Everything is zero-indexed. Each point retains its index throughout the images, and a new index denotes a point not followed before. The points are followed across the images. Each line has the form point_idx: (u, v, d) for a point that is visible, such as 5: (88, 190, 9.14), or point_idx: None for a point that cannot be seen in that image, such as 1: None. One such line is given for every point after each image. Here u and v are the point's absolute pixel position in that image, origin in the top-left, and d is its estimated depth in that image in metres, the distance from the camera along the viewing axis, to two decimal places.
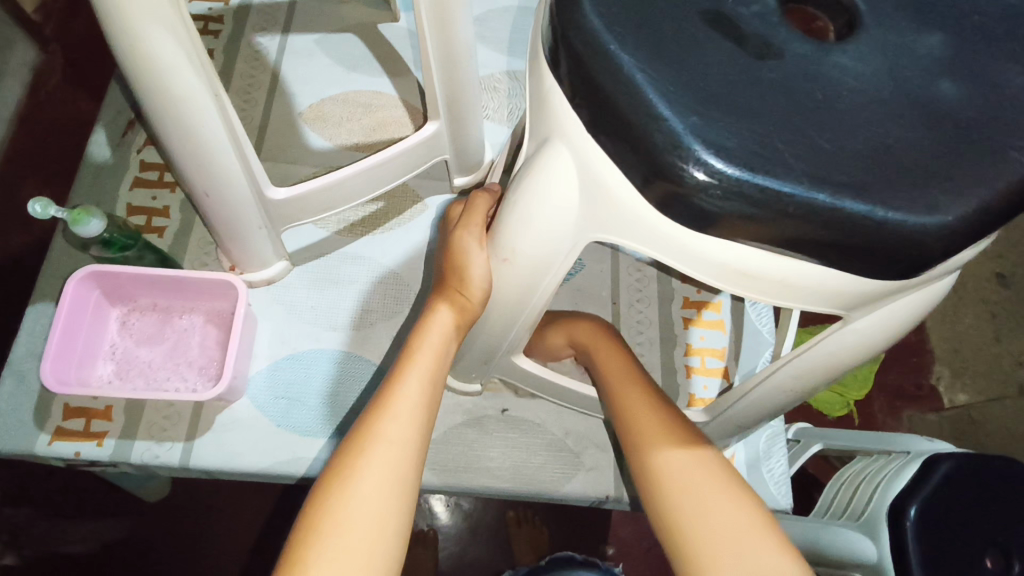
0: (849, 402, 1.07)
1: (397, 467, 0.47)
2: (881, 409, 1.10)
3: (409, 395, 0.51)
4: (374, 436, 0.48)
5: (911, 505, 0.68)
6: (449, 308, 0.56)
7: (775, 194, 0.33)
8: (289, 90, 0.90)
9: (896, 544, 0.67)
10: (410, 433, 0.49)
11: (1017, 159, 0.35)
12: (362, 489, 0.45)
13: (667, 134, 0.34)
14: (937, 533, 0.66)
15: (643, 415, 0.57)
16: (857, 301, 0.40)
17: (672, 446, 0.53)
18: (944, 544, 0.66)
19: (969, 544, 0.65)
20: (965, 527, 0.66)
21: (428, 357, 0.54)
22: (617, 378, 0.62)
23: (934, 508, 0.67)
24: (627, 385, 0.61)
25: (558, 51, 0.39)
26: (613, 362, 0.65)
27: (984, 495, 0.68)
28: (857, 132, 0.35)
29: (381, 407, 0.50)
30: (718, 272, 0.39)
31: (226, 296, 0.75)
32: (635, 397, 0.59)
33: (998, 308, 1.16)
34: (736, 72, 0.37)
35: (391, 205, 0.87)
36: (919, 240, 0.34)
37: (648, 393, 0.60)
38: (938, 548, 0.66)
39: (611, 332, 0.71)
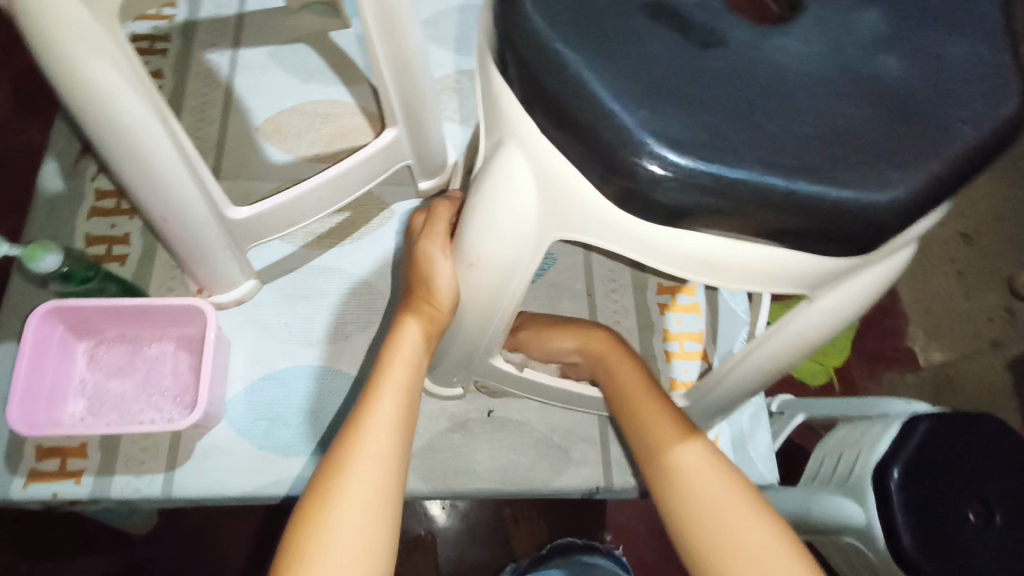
0: (830, 371, 1.10)
1: (379, 482, 0.45)
2: (859, 373, 1.13)
3: (386, 410, 0.50)
4: (353, 451, 0.46)
5: (894, 466, 0.69)
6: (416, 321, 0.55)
7: (728, 182, 0.34)
8: (243, 105, 0.88)
9: (884, 507, 0.69)
10: (388, 445, 0.47)
11: (961, 128, 0.36)
12: (342, 508, 0.43)
13: (618, 131, 0.34)
14: (920, 492, 0.68)
15: (669, 436, 0.53)
16: (818, 279, 0.40)
17: (697, 472, 0.50)
18: (931, 503, 0.68)
19: (956, 501, 0.68)
20: (951, 484, 0.69)
21: (404, 367, 0.53)
22: (639, 403, 0.58)
23: (916, 468, 0.69)
24: (646, 401, 0.58)
25: (504, 54, 0.39)
26: (636, 387, 0.60)
27: (963, 452, 0.71)
28: (805, 114, 0.35)
29: (358, 424, 0.48)
30: (681, 262, 0.39)
31: (195, 321, 0.74)
32: (659, 419, 0.55)
33: (965, 266, 1.22)
34: (685, 63, 0.36)
35: (357, 214, 0.86)
36: (871, 216, 0.34)
37: (672, 415, 0.56)
38: (924, 506, 0.67)
39: (624, 344, 0.67)
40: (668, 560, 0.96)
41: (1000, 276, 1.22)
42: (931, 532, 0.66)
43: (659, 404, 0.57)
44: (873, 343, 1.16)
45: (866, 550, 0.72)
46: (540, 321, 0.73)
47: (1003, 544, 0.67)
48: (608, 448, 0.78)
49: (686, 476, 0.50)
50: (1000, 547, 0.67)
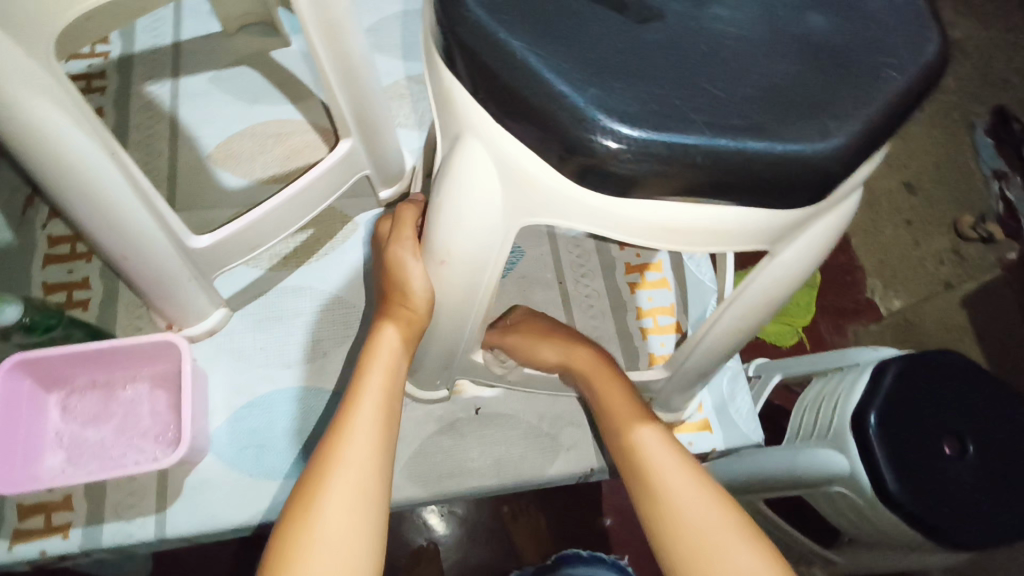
0: (798, 331, 1.14)
1: (362, 485, 0.44)
2: (827, 328, 1.17)
3: (364, 416, 0.49)
4: (333, 459, 0.46)
5: (869, 414, 0.74)
6: (394, 325, 0.56)
7: (680, 148, 0.35)
8: (191, 135, 0.87)
9: (864, 454, 0.74)
10: (371, 446, 0.47)
11: (889, 74, 0.38)
12: (327, 511, 0.42)
13: (571, 111, 0.36)
14: (895, 436, 0.73)
15: (659, 459, 0.52)
16: (776, 232, 0.42)
17: (690, 497, 0.48)
18: (906, 444, 0.73)
19: (931, 439, 0.73)
20: (923, 423, 0.74)
21: (382, 372, 0.53)
22: (626, 423, 0.56)
23: (888, 415, 0.74)
24: (633, 422, 0.56)
25: (451, 50, 0.40)
26: (626, 415, 0.57)
27: (930, 391, 0.76)
28: (744, 76, 0.37)
29: (339, 432, 0.48)
30: (646, 231, 0.41)
31: (168, 357, 0.72)
32: (647, 439, 0.54)
33: (911, 216, 1.29)
34: (625, 39, 0.38)
35: (320, 230, 0.86)
36: (817, 164, 0.36)
37: (660, 437, 0.54)
38: (900, 448, 0.73)
39: (613, 362, 0.65)
40: None
41: (944, 220, 1.29)
42: (909, 472, 0.72)
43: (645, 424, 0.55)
44: (836, 299, 1.20)
45: (854, 495, 0.77)
46: (526, 323, 0.71)
47: (982, 469, 0.72)
48: (597, 429, 0.79)
49: (678, 500, 0.48)
50: (980, 472, 0.72)
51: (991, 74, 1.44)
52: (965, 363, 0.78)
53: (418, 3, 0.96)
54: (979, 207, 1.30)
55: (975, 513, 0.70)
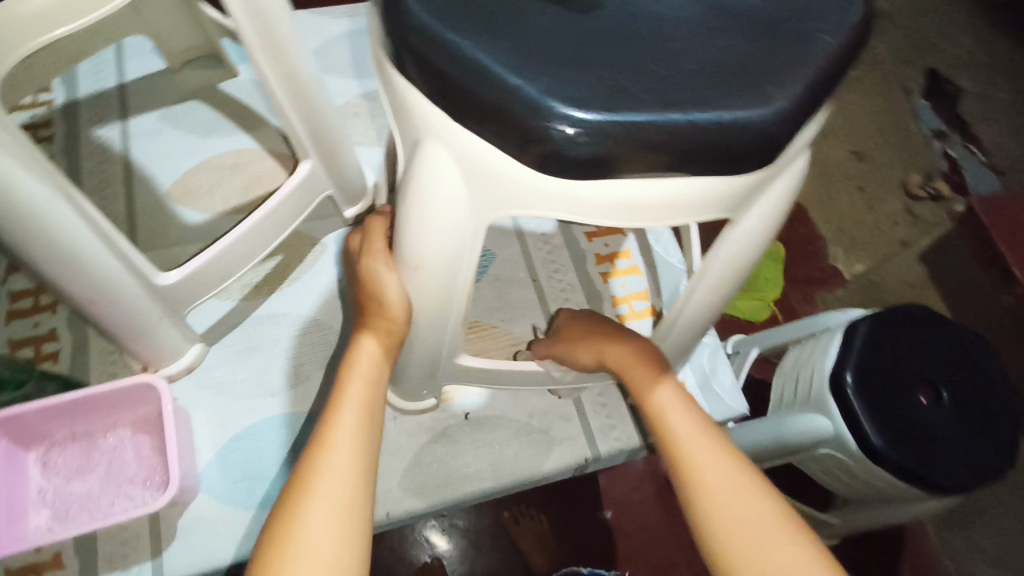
0: (769, 304, 1.17)
1: (346, 492, 0.44)
2: (796, 299, 1.21)
3: (346, 424, 0.49)
4: (316, 467, 0.45)
5: (845, 373, 0.78)
6: (373, 335, 0.56)
7: (633, 126, 0.36)
8: (147, 174, 0.86)
9: (845, 412, 0.77)
10: (351, 455, 0.47)
11: (820, 38, 0.40)
12: (310, 522, 0.42)
13: (526, 102, 0.37)
14: (874, 390, 0.77)
15: (700, 453, 0.50)
16: (734, 199, 0.44)
17: (733, 492, 0.47)
18: (884, 397, 0.77)
19: (908, 390, 0.78)
20: (898, 376, 0.78)
21: (362, 381, 0.53)
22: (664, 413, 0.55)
23: (865, 372, 0.78)
24: (672, 413, 0.54)
25: (402, 56, 0.40)
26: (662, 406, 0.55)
27: (899, 345, 0.80)
28: (686, 53, 0.39)
29: (320, 441, 0.47)
30: (611, 210, 0.42)
31: (146, 401, 0.71)
32: (687, 433, 0.52)
33: (862, 181, 1.34)
34: (568, 28, 0.39)
35: (289, 255, 0.85)
36: (764, 128, 0.38)
37: (699, 429, 0.52)
38: (878, 402, 0.77)
39: (648, 351, 0.61)
40: (668, 520, 0.99)
41: (894, 182, 1.34)
42: (890, 423, 0.76)
43: (683, 416, 0.54)
44: (801, 269, 1.24)
45: (842, 454, 0.80)
46: (574, 324, 0.71)
47: (956, 412, 0.77)
48: (587, 419, 0.80)
49: (721, 496, 0.47)
50: (956, 419, 0.77)
51: (920, 41, 1.51)
52: (928, 315, 0.82)
53: (362, 21, 0.96)
54: (926, 166, 1.36)
55: (958, 458, 0.75)
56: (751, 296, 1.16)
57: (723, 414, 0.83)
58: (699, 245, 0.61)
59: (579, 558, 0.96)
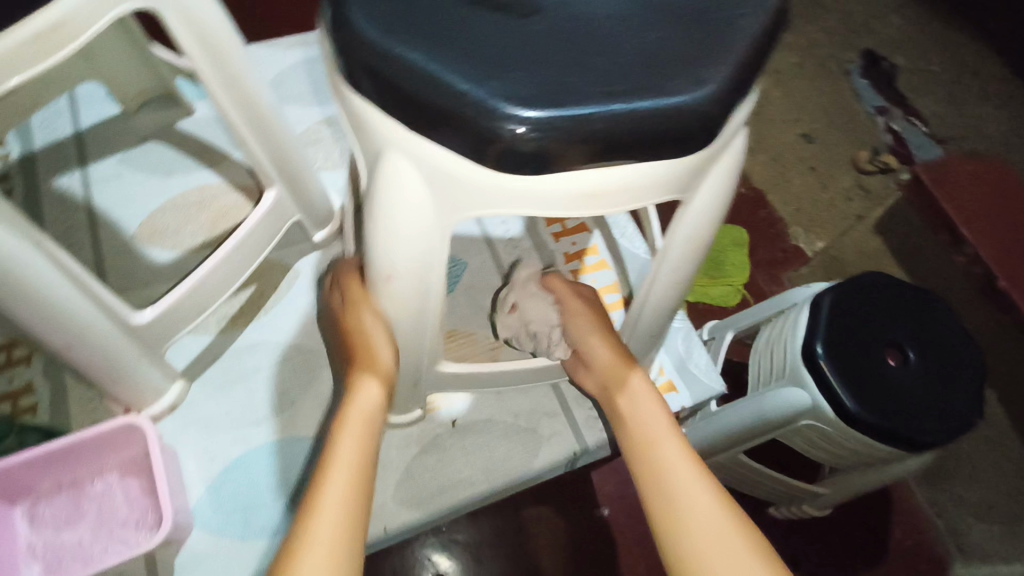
0: (739, 288, 1.21)
1: (348, 526, 0.46)
2: (764, 280, 1.25)
3: (346, 458, 0.50)
4: (318, 503, 0.47)
5: (816, 344, 0.81)
6: (372, 378, 0.57)
7: (579, 119, 0.39)
8: (112, 219, 0.86)
9: (819, 381, 0.80)
10: (345, 491, 0.48)
11: (743, 23, 0.43)
12: (310, 556, 0.43)
13: (477, 106, 0.39)
14: (844, 357, 0.81)
15: (672, 466, 0.53)
16: (682, 180, 0.47)
17: (700, 501, 0.50)
18: (856, 363, 0.81)
19: (877, 353, 0.81)
20: (865, 341, 0.82)
21: (361, 414, 0.55)
22: (641, 427, 0.58)
23: (834, 341, 0.82)
24: (649, 427, 0.57)
25: (355, 73, 0.42)
26: (640, 422, 0.58)
27: (863, 312, 0.84)
28: (621, 47, 0.42)
29: (321, 476, 0.49)
30: (567, 201, 0.45)
31: (130, 444, 0.70)
32: (661, 446, 0.55)
33: (814, 161, 1.39)
34: (511, 34, 0.41)
35: (263, 285, 0.86)
36: (700, 110, 0.41)
37: (673, 444, 0.55)
38: (849, 367, 0.80)
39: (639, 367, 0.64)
40: None
41: (845, 160, 1.40)
42: (862, 386, 0.79)
43: (659, 430, 0.57)
44: (766, 251, 1.28)
45: (822, 423, 0.83)
46: (589, 313, 0.69)
47: (923, 370, 0.81)
48: (572, 413, 0.82)
49: (689, 505, 0.50)
50: (925, 375, 0.81)
51: (854, 24, 1.58)
52: (887, 282, 0.87)
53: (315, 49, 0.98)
54: (872, 142, 1.42)
55: (929, 412, 0.79)
56: (721, 283, 1.20)
57: (701, 395, 0.85)
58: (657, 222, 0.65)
59: (583, 558, 0.96)
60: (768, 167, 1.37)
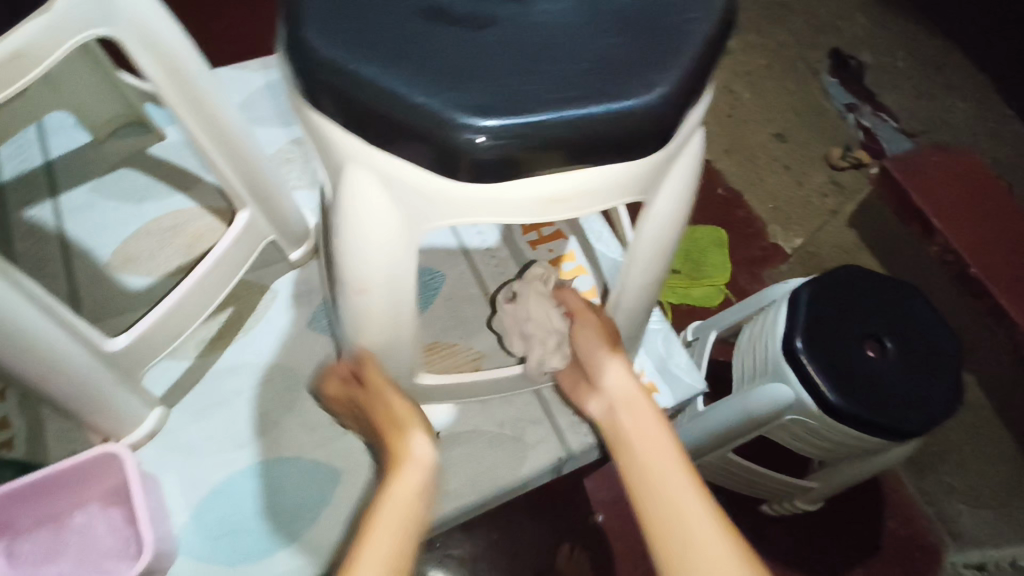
0: (721, 288, 1.22)
1: None
2: (745, 279, 1.27)
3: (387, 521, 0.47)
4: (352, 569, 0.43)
5: (795, 339, 0.82)
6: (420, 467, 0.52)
7: (535, 126, 0.40)
8: (86, 248, 0.86)
9: (801, 376, 0.81)
10: None
11: (692, 26, 0.44)
12: None
13: (435, 118, 0.40)
14: (823, 351, 0.82)
15: (663, 465, 0.52)
16: (642, 181, 0.47)
17: (688, 500, 0.49)
18: (835, 356, 0.82)
19: (856, 346, 0.83)
20: (843, 335, 0.83)
21: (407, 489, 0.50)
22: (634, 423, 0.57)
23: (812, 336, 0.83)
24: (642, 425, 0.56)
25: (313, 91, 0.43)
26: (635, 421, 0.57)
27: (840, 306, 0.86)
28: (573, 54, 0.42)
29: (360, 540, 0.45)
30: (528, 206, 0.45)
31: (109, 474, 0.69)
32: (653, 444, 0.54)
33: (787, 159, 1.42)
34: (469, 46, 0.42)
35: (240, 306, 0.85)
36: (654, 112, 0.42)
37: (665, 441, 0.54)
38: (829, 361, 0.81)
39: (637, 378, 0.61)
40: None
41: (818, 156, 1.42)
42: (843, 379, 0.80)
43: (652, 428, 0.56)
44: (745, 250, 1.30)
45: (807, 418, 0.83)
46: (599, 325, 0.65)
47: (902, 360, 0.82)
48: (555, 419, 0.82)
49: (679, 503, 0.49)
50: (903, 365, 0.82)
51: (819, 24, 1.62)
52: (861, 274, 0.89)
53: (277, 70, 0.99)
54: (844, 138, 1.45)
55: (908, 402, 0.80)
56: (703, 283, 1.21)
57: (684, 395, 0.85)
58: (627, 218, 0.67)
59: (578, 564, 0.95)
60: (742, 168, 1.40)
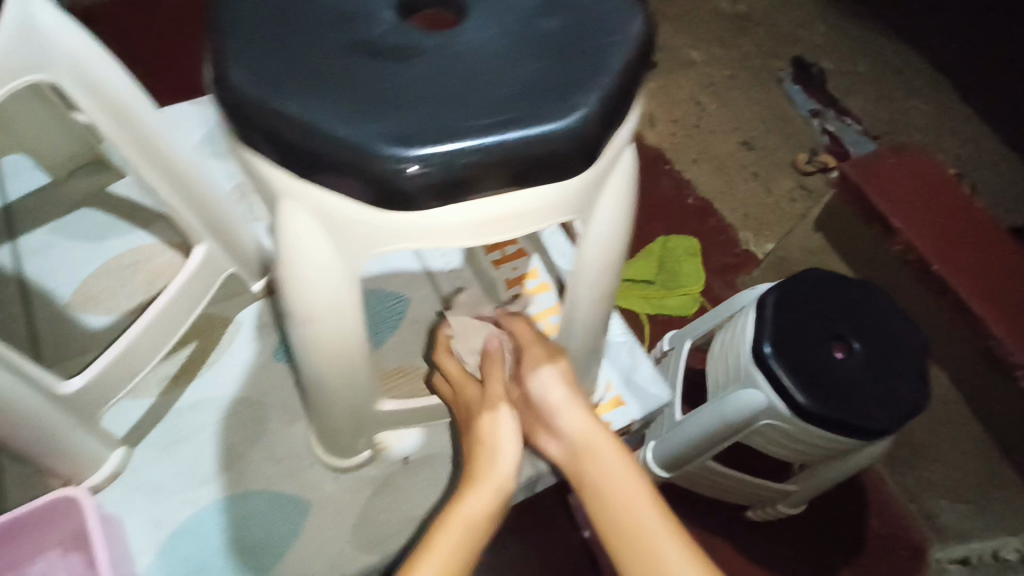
0: (697, 297, 1.23)
1: None
2: (721, 287, 1.29)
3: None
4: None
5: (764, 344, 0.83)
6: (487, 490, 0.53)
7: (460, 153, 0.41)
8: (46, 290, 0.85)
9: (772, 380, 0.82)
10: None
11: (612, 49, 0.45)
12: None
13: (361, 150, 0.40)
14: (792, 354, 0.83)
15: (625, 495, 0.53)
16: (576, 200, 0.48)
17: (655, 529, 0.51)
18: (804, 359, 0.83)
19: (824, 348, 0.84)
20: (811, 337, 0.84)
21: (448, 546, 0.50)
22: (589, 451, 0.57)
23: (780, 340, 0.84)
24: (598, 451, 0.57)
25: (243, 129, 0.43)
26: (594, 447, 0.57)
27: (804, 309, 0.87)
28: (496, 81, 0.43)
29: None
30: (460, 231, 0.46)
31: (64, 523, 0.68)
32: (613, 472, 0.55)
33: (755, 167, 1.44)
34: (391, 78, 0.43)
35: (203, 340, 0.85)
36: (577, 133, 0.43)
37: (623, 466, 0.55)
38: (798, 364, 0.82)
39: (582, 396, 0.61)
40: None
41: (785, 163, 1.45)
42: (811, 380, 0.81)
43: (608, 454, 0.56)
44: (718, 258, 1.32)
45: (781, 421, 0.84)
46: (542, 348, 0.64)
47: (870, 359, 0.83)
48: None
49: (647, 532, 0.51)
50: (871, 366, 0.83)
51: (782, 34, 1.65)
52: (828, 277, 0.90)
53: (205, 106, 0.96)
54: (809, 143, 1.48)
55: (877, 401, 0.81)
56: (681, 293, 1.22)
57: (651, 405, 0.85)
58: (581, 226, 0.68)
59: None
60: (711, 177, 1.42)
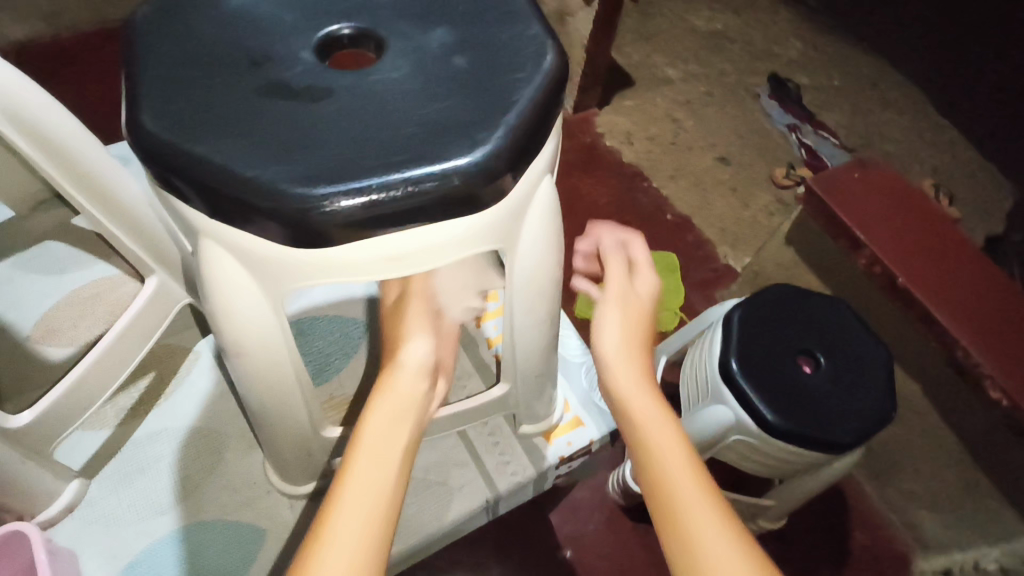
0: (676, 312, 1.23)
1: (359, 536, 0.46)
2: (698, 300, 1.28)
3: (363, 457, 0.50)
4: (324, 534, 0.46)
5: (730, 359, 0.84)
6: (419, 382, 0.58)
7: (367, 189, 0.42)
8: (5, 323, 0.87)
9: (739, 396, 0.82)
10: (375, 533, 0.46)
11: (521, 83, 0.47)
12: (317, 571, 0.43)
13: (270, 190, 0.41)
14: (757, 369, 0.83)
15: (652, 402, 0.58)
16: (496, 229, 0.49)
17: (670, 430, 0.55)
18: (769, 374, 0.83)
19: (790, 362, 0.84)
20: (776, 352, 0.85)
21: (385, 420, 0.53)
22: (626, 357, 0.62)
23: (745, 356, 0.84)
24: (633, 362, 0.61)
25: (159, 171, 0.44)
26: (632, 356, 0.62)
27: (769, 324, 0.87)
28: (404, 118, 0.45)
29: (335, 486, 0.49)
30: (374, 263, 0.47)
31: (13, 562, 0.68)
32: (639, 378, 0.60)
33: (733, 182, 1.45)
34: (303, 119, 0.44)
35: (162, 370, 0.86)
36: (485, 166, 0.44)
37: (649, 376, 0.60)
38: (762, 379, 0.83)
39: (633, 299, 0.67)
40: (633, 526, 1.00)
41: (762, 178, 1.46)
42: (775, 396, 0.81)
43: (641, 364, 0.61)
44: (696, 272, 1.32)
45: (750, 437, 0.84)
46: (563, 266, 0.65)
47: (836, 372, 0.83)
48: (481, 462, 0.83)
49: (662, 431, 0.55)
50: (836, 379, 0.83)
51: (758, 51, 1.68)
52: (790, 292, 0.91)
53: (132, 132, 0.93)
54: (786, 158, 1.49)
55: (846, 413, 0.81)
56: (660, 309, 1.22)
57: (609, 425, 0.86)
58: None
59: None
60: (688, 192, 1.43)
